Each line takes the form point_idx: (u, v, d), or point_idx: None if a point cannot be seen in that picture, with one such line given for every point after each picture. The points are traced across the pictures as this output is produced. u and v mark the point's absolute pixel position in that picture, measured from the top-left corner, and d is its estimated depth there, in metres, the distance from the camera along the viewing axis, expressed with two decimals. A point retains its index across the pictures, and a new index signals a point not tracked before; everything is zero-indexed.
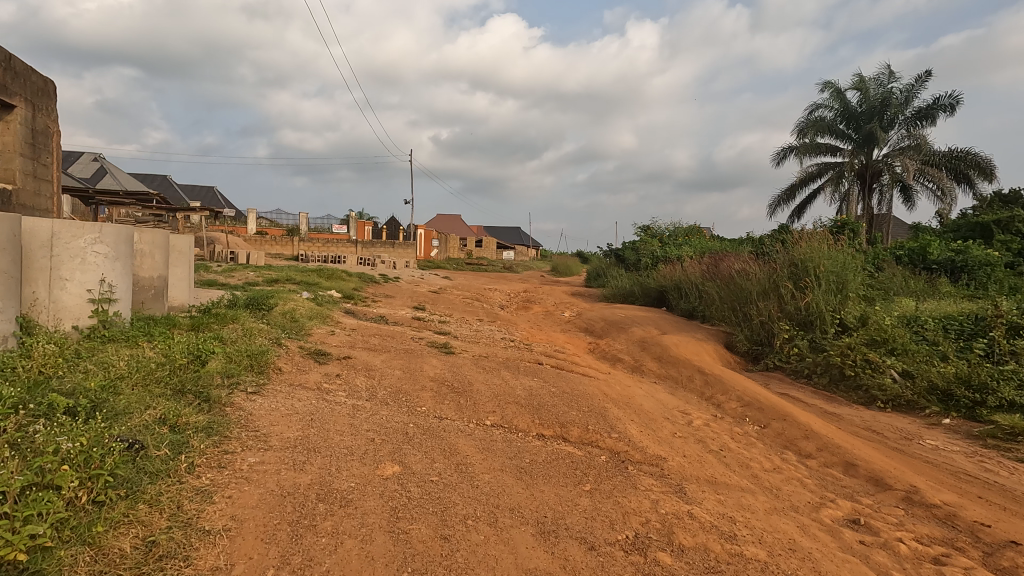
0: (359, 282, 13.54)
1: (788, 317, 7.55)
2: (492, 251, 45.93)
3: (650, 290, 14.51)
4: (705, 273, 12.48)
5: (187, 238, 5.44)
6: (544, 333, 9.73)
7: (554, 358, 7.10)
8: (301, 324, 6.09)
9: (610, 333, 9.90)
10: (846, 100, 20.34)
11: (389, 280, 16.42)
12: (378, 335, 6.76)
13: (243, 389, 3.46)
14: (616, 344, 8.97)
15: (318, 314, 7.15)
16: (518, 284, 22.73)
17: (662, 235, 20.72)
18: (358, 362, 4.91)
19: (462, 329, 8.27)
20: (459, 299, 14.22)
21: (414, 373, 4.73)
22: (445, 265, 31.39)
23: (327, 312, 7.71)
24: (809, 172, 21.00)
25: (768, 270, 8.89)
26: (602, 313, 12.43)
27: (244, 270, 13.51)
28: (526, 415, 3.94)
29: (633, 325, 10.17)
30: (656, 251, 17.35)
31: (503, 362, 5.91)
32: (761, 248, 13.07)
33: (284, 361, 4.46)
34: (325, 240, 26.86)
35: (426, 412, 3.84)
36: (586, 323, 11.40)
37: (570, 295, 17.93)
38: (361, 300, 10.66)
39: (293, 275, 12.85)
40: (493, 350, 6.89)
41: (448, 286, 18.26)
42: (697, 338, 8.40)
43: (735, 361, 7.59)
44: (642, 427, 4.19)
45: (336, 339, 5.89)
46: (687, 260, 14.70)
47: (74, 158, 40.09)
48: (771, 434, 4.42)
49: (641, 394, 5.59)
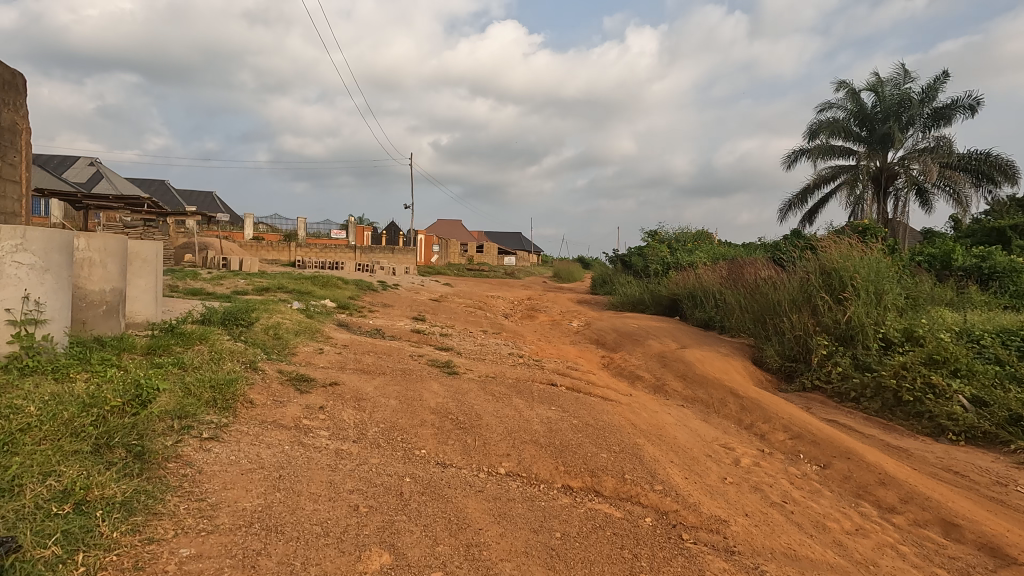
0: (356, 290, 12.84)
1: (825, 330, 6.86)
2: (493, 257, 45.28)
3: (662, 298, 13.81)
4: (721, 282, 11.79)
5: (152, 245, 4.74)
6: (553, 346, 9.04)
7: (569, 377, 6.41)
8: (286, 342, 5.40)
9: (624, 346, 9.21)
10: (860, 101, 19.91)
11: (388, 288, 15.73)
12: (373, 352, 6.06)
13: (198, 434, 2.75)
14: (632, 359, 8.27)
15: (307, 329, 6.46)
16: (521, 291, 22.07)
17: (670, 240, 20.04)
18: (347, 388, 4.22)
19: (466, 344, 7.57)
20: (461, 308, 13.52)
21: (411, 403, 4.04)
22: (446, 271, 30.73)
23: (319, 326, 7.02)
24: (822, 175, 20.41)
25: (798, 278, 8.20)
26: (613, 323, 11.73)
27: (233, 277, 12.81)
28: (548, 460, 3.24)
29: (648, 337, 9.47)
30: (665, 257, 16.68)
31: (513, 385, 5.22)
32: (774, 256, 12.36)
33: (258, 391, 3.75)
34: (323, 246, 26.17)
35: (427, 459, 3.15)
36: (597, 334, 10.70)
37: (576, 303, 17.24)
38: (357, 310, 9.98)
39: (285, 283, 12.16)
40: (502, 368, 6.19)
41: (449, 293, 17.57)
42: (723, 354, 7.69)
43: (767, 379, 6.88)
44: (687, 472, 3.48)
45: (324, 359, 5.19)
46: (701, 267, 14.02)
47: (69, 162, 39.53)
48: (836, 478, 3.72)
49: (672, 423, 4.89)
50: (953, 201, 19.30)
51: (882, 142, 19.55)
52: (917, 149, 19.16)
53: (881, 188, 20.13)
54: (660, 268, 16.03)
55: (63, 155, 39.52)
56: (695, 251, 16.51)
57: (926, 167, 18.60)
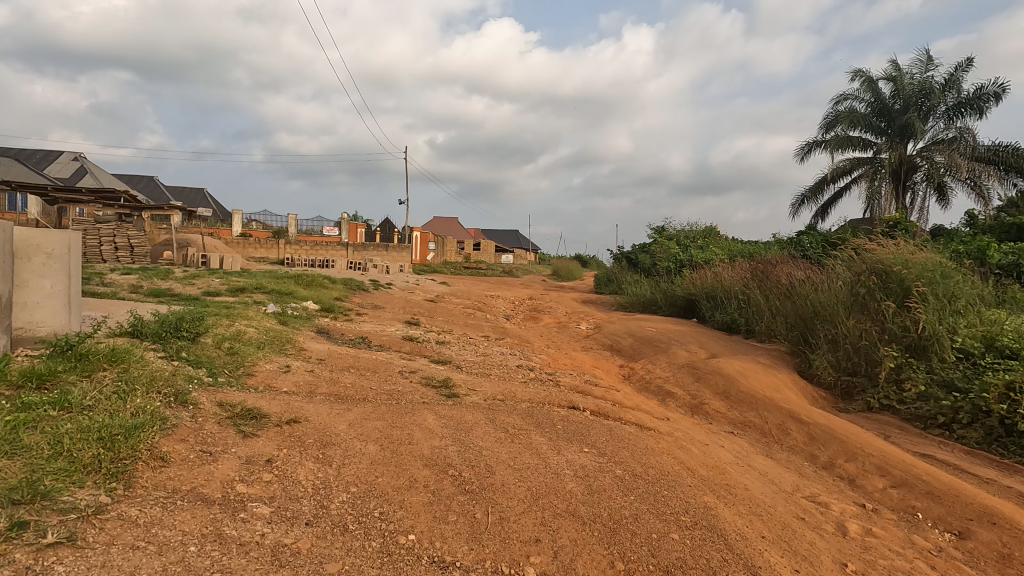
0: (344, 290, 11.76)
1: (890, 338, 5.81)
2: (491, 255, 44.25)
3: (676, 298, 12.76)
4: (744, 282, 10.77)
5: (61, 236, 3.64)
6: (565, 354, 7.98)
7: (591, 397, 5.34)
8: (243, 357, 4.31)
9: (644, 354, 8.17)
10: (878, 91, 18.91)
11: (380, 287, 14.67)
12: (354, 367, 4.97)
13: (36, 539, 1.69)
14: (657, 369, 7.24)
15: (277, 340, 5.37)
16: (521, 291, 21.04)
17: (678, 237, 19.01)
18: (312, 424, 3.14)
19: (466, 354, 6.49)
20: (459, 310, 12.47)
21: (395, 449, 2.96)
22: (442, 269, 29.64)
23: (294, 334, 5.93)
24: (839, 168, 19.43)
25: (842, 275, 7.12)
26: (627, 325, 10.71)
27: (209, 276, 11.69)
28: (598, 553, 2.19)
29: (670, 344, 8.41)
30: (676, 255, 15.63)
31: (529, 413, 4.14)
32: (800, 255, 11.27)
33: (182, 439, 2.67)
34: (314, 243, 25.06)
35: (417, 554, 2.08)
36: (610, 339, 9.63)
37: (581, 303, 16.24)
38: (343, 313, 8.89)
39: (266, 281, 11.07)
40: (512, 388, 5.13)
41: (446, 293, 16.49)
42: (765, 364, 6.63)
43: (821, 397, 5.84)
44: (793, 560, 2.43)
45: (288, 381, 4.10)
46: (718, 265, 12.96)
47: (53, 157, 38.21)
48: (988, 558, 2.70)
49: (733, 462, 3.85)
50: (975, 195, 18.35)
51: (903, 133, 18.52)
52: (939, 141, 18.21)
53: (900, 183, 19.13)
54: (670, 266, 14.94)
55: (46, 150, 38.17)
56: (708, 248, 15.43)
57: (949, 158, 17.64)
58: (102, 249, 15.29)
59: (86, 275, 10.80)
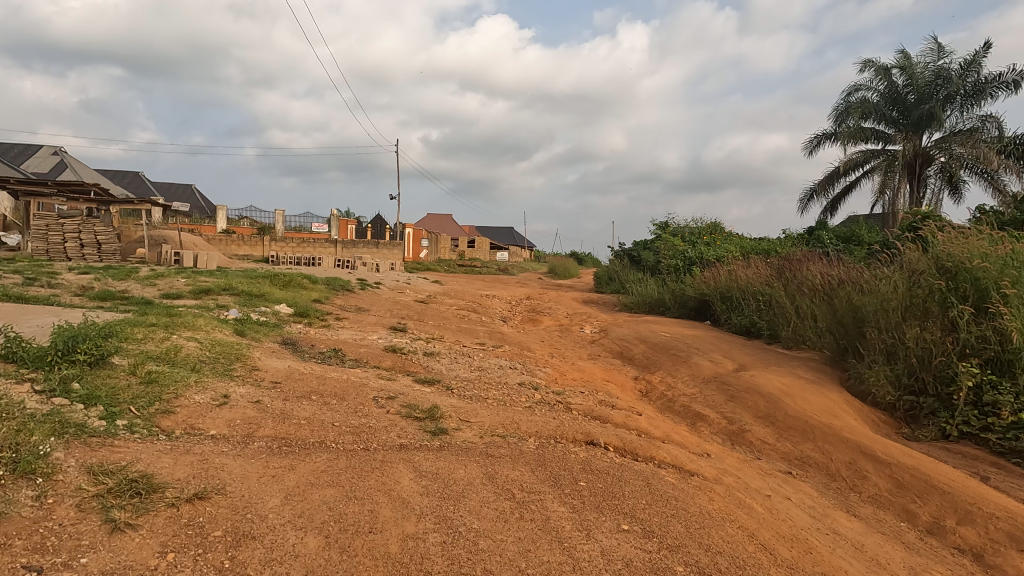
0: (326, 291, 10.74)
1: (967, 349, 4.84)
2: (486, 253, 43.26)
3: (687, 299, 11.84)
4: (764, 284, 9.86)
5: None
6: (572, 365, 7.03)
7: (611, 424, 4.37)
8: (164, 385, 3.31)
9: (661, 364, 7.23)
10: (892, 80, 17.92)
11: (368, 287, 13.66)
12: (317, 392, 3.96)
13: None
14: (679, 384, 6.29)
15: (224, 356, 4.36)
16: (518, 290, 20.07)
17: (683, 233, 18.07)
18: (228, 501, 2.14)
19: (460, 369, 5.50)
20: (452, 311, 11.50)
21: (349, 546, 1.96)
22: (436, 267, 28.70)
23: (250, 347, 4.93)
24: (851, 162, 18.53)
25: (896, 273, 6.15)
26: (636, 329, 9.78)
27: (177, 275, 10.63)
28: None
29: (690, 351, 7.45)
30: (683, 252, 14.68)
31: (540, 458, 3.15)
32: (825, 256, 10.34)
33: (1, 547, 1.69)
34: (300, 239, 23.94)
35: None
36: (620, 346, 8.70)
37: (583, 303, 15.30)
38: (319, 318, 7.88)
39: (238, 281, 10.03)
40: (515, 416, 4.14)
41: (438, 293, 15.49)
42: (808, 380, 5.68)
43: (883, 421, 4.92)
44: None
45: (220, 420, 3.09)
46: (732, 263, 12.04)
47: (31, 151, 36.84)
48: None
49: (813, 528, 2.89)
50: (992, 189, 17.57)
51: (918, 124, 17.61)
52: (956, 132, 17.35)
53: (914, 176, 18.27)
54: (679, 263, 13.99)
55: (24, 143, 36.79)
56: (717, 245, 14.49)
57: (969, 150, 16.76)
58: (66, 245, 14.19)
59: (37, 275, 9.72)
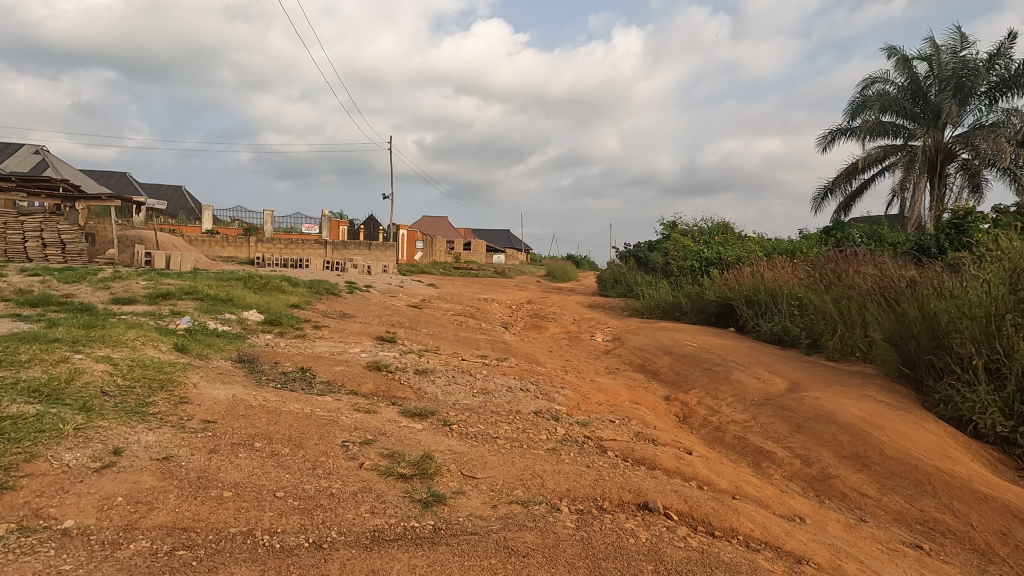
0: (308, 295, 9.62)
1: None
2: (482, 255, 42.26)
3: (706, 304, 10.81)
4: (798, 289, 8.85)
5: None
6: (592, 382, 5.95)
7: (662, 473, 3.29)
8: (16, 439, 2.19)
9: (695, 381, 6.18)
10: (913, 72, 16.88)
11: (356, 290, 12.54)
12: (263, 436, 2.85)
13: None
14: (724, 407, 5.22)
15: (144, 382, 3.24)
16: (518, 293, 19.01)
17: (693, 233, 17.05)
18: None
19: (460, 395, 4.40)
20: (448, 317, 10.41)
21: None
22: (431, 270, 27.59)
23: (189, 367, 3.82)
24: (869, 158, 17.53)
25: (988, 274, 5.09)
26: (656, 338, 8.73)
27: (138, 277, 9.48)
28: None
29: (729, 365, 6.38)
30: (696, 253, 13.67)
31: (588, 553, 2.07)
32: (864, 256, 9.29)
33: None
34: (289, 240, 22.78)
35: None
36: (641, 357, 7.64)
37: (588, 307, 14.26)
38: (293, 326, 6.75)
39: (206, 283, 8.87)
40: (538, 466, 3.06)
41: (433, 297, 14.35)
42: (889, 403, 4.62)
43: (1001, 461, 3.88)
44: None
45: (86, 497, 1.98)
46: (754, 263, 11.02)
47: (10, 150, 35.52)
48: None
49: None
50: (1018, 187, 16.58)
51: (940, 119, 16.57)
52: (981, 127, 16.34)
53: (935, 173, 17.28)
54: (694, 265, 12.95)
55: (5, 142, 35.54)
56: (734, 245, 13.46)
57: (995, 146, 15.75)
58: (26, 245, 12.98)
59: None
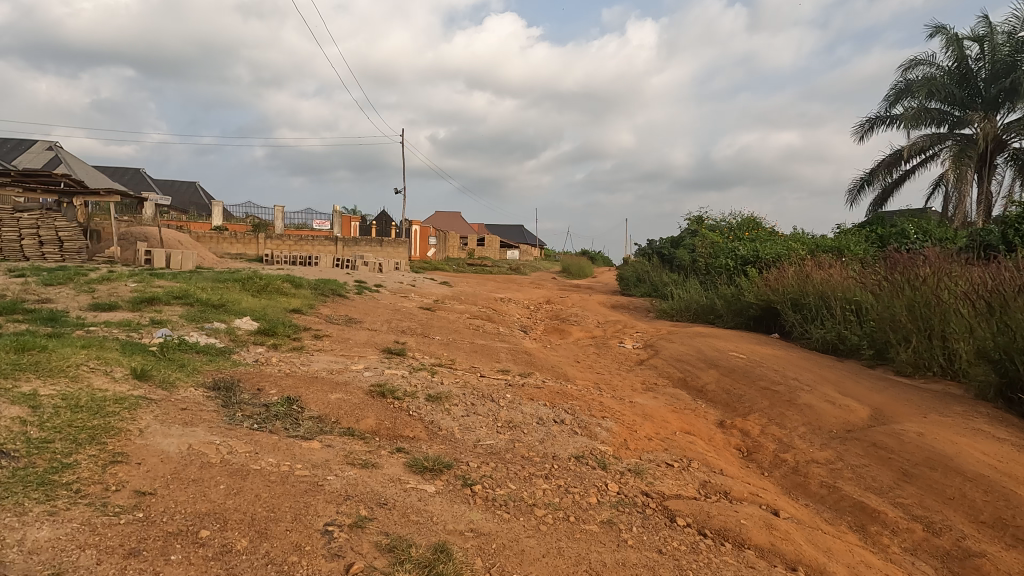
0: (311, 298, 8.85)
1: None
2: (497, 251, 41.46)
3: (745, 307, 9.88)
4: (856, 291, 7.89)
5: None
6: (632, 404, 5.09)
7: (759, 561, 2.43)
8: None
9: (752, 403, 5.29)
10: (962, 54, 15.73)
11: (365, 291, 11.76)
12: (214, 519, 2.06)
13: None
14: (795, 440, 4.36)
15: (67, 434, 2.45)
16: (535, 292, 18.16)
17: (721, 229, 16.06)
18: None
19: (481, 432, 3.57)
20: (463, 321, 9.61)
21: None
22: (444, 266, 26.83)
23: (141, 404, 3.02)
24: (911, 148, 16.35)
25: None
26: (695, 347, 7.85)
27: (129, 277, 8.78)
28: None
29: (791, 384, 5.48)
30: (730, 249, 12.70)
31: None
32: (929, 253, 8.30)
33: None
34: (299, 236, 22.13)
35: None
36: (682, 370, 6.77)
37: (612, 308, 13.38)
38: (290, 337, 5.96)
39: (200, 285, 8.14)
40: (594, 556, 2.22)
41: (448, 297, 13.57)
42: (1015, 443, 3.72)
43: None
44: None
45: None
46: (798, 262, 10.06)
47: (24, 146, 35.37)
48: None
49: None
50: None
51: (992, 104, 15.37)
52: None
53: (983, 164, 16.05)
54: (728, 263, 12.01)
55: (19, 139, 35.37)
56: (770, 241, 12.48)
57: None
58: (23, 243, 12.40)
59: None
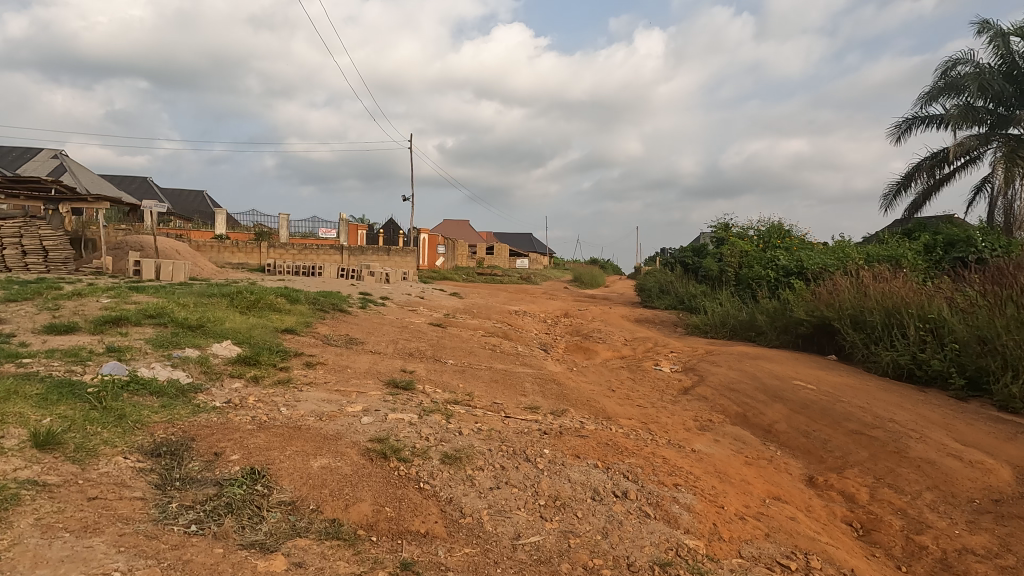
0: (308, 315, 7.86)
1: None
2: (505, 260, 40.53)
3: (793, 323, 8.84)
4: (932, 307, 6.79)
5: None
6: (698, 456, 4.03)
7: None
8: None
9: (846, 453, 4.24)
10: (1010, 51, 14.65)
11: (370, 305, 10.78)
12: None
13: None
14: (927, 514, 3.31)
15: None
16: (550, 303, 17.16)
17: (750, 237, 14.98)
18: None
19: (519, 521, 2.54)
20: (478, 340, 8.60)
21: None
22: (453, 276, 25.90)
23: (21, 498, 2.02)
24: (957, 148, 15.05)
25: None
26: (747, 372, 6.80)
27: (103, 292, 7.84)
28: None
29: (892, 429, 4.43)
30: (766, 258, 11.63)
31: None
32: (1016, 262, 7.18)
33: None
34: (303, 245, 21.24)
35: None
36: (741, 403, 5.71)
37: (636, 322, 12.35)
38: (275, 367, 4.96)
39: (179, 301, 7.15)
40: None
41: (459, 310, 12.57)
42: None
43: None
44: None
45: None
46: (852, 274, 8.98)
47: (28, 154, 34.88)
48: None
49: None
50: None
51: None
52: None
53: None
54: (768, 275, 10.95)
55: (24, 147, 34.91)
56: (811, 250, 11.40)
57: None
58: (4, 253, 11.55)
59: None
